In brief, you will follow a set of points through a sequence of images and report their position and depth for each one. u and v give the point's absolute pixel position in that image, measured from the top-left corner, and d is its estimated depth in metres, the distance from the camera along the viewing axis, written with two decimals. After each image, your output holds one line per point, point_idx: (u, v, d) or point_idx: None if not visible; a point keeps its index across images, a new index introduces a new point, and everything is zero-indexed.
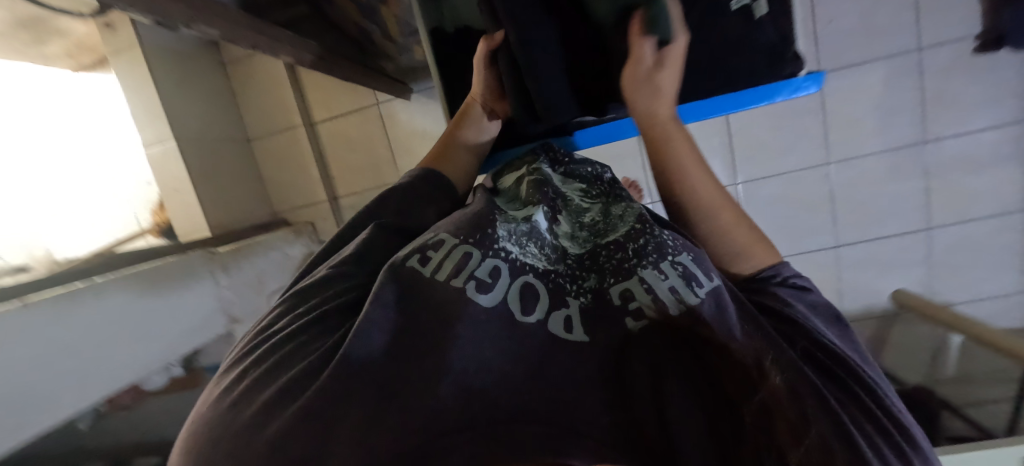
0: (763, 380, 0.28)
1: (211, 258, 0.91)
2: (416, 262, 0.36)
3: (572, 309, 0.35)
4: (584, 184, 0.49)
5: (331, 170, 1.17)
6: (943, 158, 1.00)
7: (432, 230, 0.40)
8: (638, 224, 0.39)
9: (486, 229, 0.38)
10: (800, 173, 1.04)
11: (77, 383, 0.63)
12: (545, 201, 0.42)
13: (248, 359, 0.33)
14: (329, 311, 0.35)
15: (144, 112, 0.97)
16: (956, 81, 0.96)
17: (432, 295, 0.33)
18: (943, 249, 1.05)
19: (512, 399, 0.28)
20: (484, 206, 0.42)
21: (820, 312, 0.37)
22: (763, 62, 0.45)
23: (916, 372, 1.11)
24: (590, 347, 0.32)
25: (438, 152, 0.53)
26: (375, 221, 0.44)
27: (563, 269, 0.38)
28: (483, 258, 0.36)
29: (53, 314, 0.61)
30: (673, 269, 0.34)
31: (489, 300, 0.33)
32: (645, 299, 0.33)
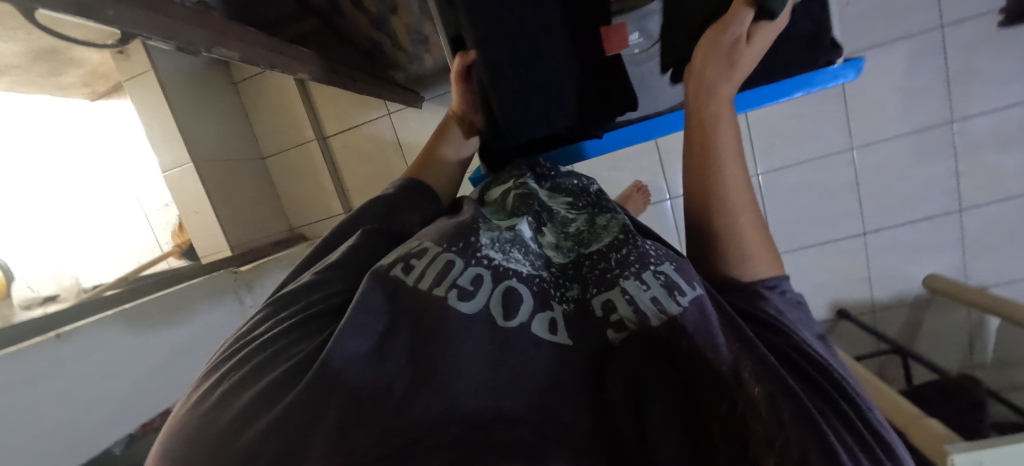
0: (740, 388, 0.26)
1: (235, 278, 0.93)
2: (402, 271, 0.35)
3: (556, 313, 0.34)
4: (571, 198, 0.50)
5: (346, 183, 1.17)
6: (972, 137, 0.97)
7: (417, 239, 0.40)
8: (621, 234, 0.39)
9: (469, 237, 0.38)
10: (822, 160, 1.02)
11: (115, 406, 0.65)
12: (531, 212, 0.44)
13: (232, 360, 0.34)
14: (317, 314, 0.35)
15: (163, 137, 1.00)
16: (982, 56, 0.92)
17: (413, 298, 0.33)
18: (978, 231, 1.02)
19: (487, 404, 0.26)
20: (468, 217, 0.42)
21: (810, 328, 0.36)
22: (798, 52, 0.43)
23: (952, 359, 1.07)
24: (573, 351, 0.31)
25: (420, 163, 0.58)
26: (363, 228, 0.45)
27: (547, 277, 0.37)
28: (466, 266, 0.35)
29: (86, 343, 0.62)
30: (655, 279, 0.33)
31: (470, 307, 0.32)
32: (626, 311, 0.32)
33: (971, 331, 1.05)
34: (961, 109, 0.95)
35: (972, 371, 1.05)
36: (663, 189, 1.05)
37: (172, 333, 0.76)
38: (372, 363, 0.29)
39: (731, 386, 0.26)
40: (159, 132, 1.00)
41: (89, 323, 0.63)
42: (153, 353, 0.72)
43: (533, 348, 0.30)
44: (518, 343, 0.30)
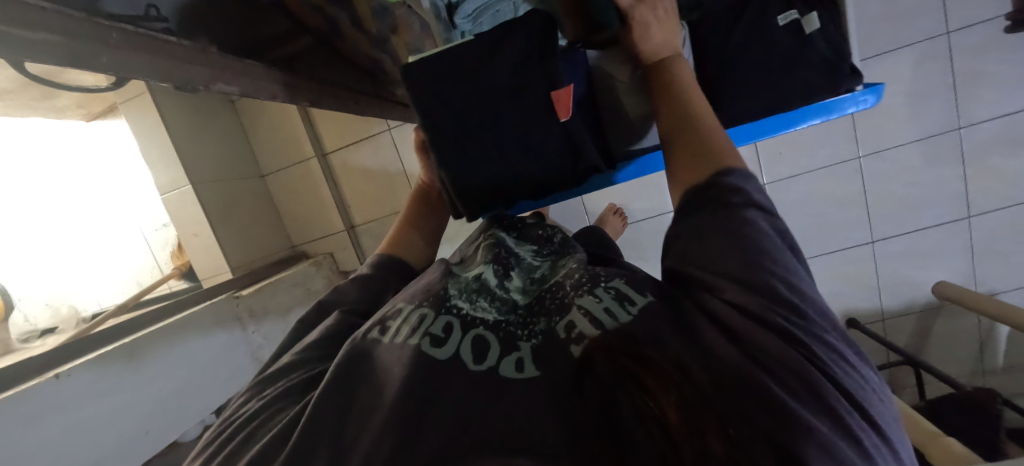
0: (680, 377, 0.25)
1: (237, 303, 0.88)
2: (377, 334, 0.37)
3: (524, 350, 0.34)
4: (538, 245, 0.48)
5: (347, 199, 1.16)
6: (980, 143, 0.95)
7: (391, 303, 0.42)
8: (577, 265, 0.42)
9: (439, 292, 0.40)
10: (828, 169, 1.00)
11: (120, 442, 0.64)
12: (498, 259, 0.45)
13: (227, 431, 0.34)
14: (298, 384, 0.36)
15: (161, 159, 0.98)
16: (989, 61, 0.91)
17: (374, 377, 0.34)
18: (989, 237, 1.00)
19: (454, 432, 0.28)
20: (436, 276, 0.44)
21: (794, 249, 0.31)
22: (818, 78, 0.42)
23: (963, 366, 1.06)
24: (540, 380, 0.31)
25: (395, 238, 0.56)
26: (339, 309, 0.44)
27: (514, 319, 0.37)
28: (437, 316, 0.37)
29: (86, 382, 0.60)
30: (606, 293, 0.35)
31: (442, 353, 0.34)
32: (586, 325, 0.33)
33: (982, 339, 1.04)
34: (968, 115, 0.94)
35: (983, 379, 1.04)
36: (668, 202, 1.03)
37: (176, 362, 0.74)
38: (341, 422, 0.30)
39: (676, 380, 0.24)
40: (157, 155, 0.99)
41: (91, 360, 0.62)
42: (157, 385, 0.70)
43: (499, 387, 0.31)
44: (484, 380, 0.31)
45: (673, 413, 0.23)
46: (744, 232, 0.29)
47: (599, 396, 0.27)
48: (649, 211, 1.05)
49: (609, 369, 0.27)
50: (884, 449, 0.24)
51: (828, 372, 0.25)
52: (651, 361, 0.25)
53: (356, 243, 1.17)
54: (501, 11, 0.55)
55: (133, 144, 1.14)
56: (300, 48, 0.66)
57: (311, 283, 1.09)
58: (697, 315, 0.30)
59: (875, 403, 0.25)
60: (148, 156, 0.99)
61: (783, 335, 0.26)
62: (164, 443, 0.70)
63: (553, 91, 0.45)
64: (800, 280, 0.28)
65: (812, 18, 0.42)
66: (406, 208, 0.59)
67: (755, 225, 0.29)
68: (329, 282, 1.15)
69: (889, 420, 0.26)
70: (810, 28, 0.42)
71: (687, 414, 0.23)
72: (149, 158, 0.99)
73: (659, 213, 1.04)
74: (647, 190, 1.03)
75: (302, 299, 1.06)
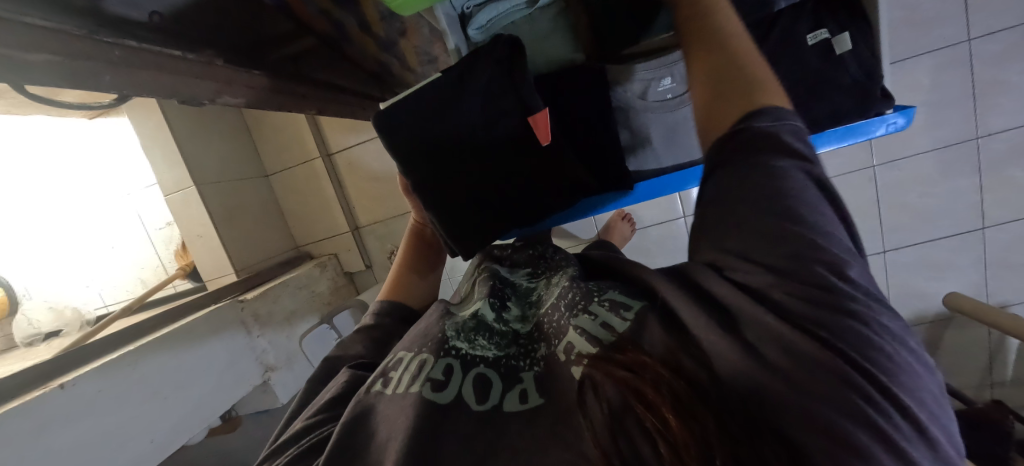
0: (651, 369, 0.26)
1: (242, 309, 0.87)
2: (381, 386, 0.38)
3: (527, 381, 0.35)
4: (532, 268, 0.53)
5: (352, 200, 1.15)
6: (999, 153, 0.93)
7: (393, 350, 0.43)
8: (568, 283, 0.42)
9: (437, 335, 0.41)
10: (842, 177, 0.99)
11: (125, 451, 0.63)
12: (493, 293, 0.46)
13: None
14: (302, 451, 0.35)
15: (165, 160, 0.97)
16: (1011, 70, 0.88)
17: (376, 435, 0.34)
18: (1005, 249, 0.98)
19: (465, 450, 0.31)
20: (433, 318, 0.45)
21: (828, 194, 0.26)
22: (850, 102, 0.42)
23: (971, 377, 1.06)
24: (546, 408, 0.32)
25: (396, 282, 0.58)
26: (349, 365, 0.44)
27: (515, 351, 0.38)
28: (437, 360, 0.38)
29: (90, 391, 0.60)
30: (602, 306, 0.34)
31: (443, 397, 0.35)
32: (582, 345, 0.32)
33: (992, 350, 1.03)
34: (986, 125, 0.92)
35: (992, 390, 1.04)
36: (677, 208, 1.02)
37: (180, 368, 0.74)
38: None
39: (672, 385, 0.25)
40: (161, 156, 0.98)
41: (95, 371, 0.61)
42: (161, 392, 0.70)
43: (503, 424, 0.32)
44: (490, 423, 0.32)
45: (673, 416, 0.24)
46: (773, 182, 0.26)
47: (605, 412, 0.26)
48: (658, 218, 1.03)
49: (607, 381, 0.27)
50: (920, 439, 0.21)
51: (857, 360, 0.21)
52: (647, 370, 0.26)
53: (361, 245, 1.16)
54: (516, 22, 0.53)
55: (135, 142, 1.12)
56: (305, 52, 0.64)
57: (316, 285, 1.08)
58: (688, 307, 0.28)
59: (914, 386, 0.22)
60: (152, 157, 0.98)
61: (793, 318, 0.23)
62: (170, 452, 0.70)
63: (530, 117, 0.47)
64: (831, 246, 0.24)
65: (844, 38, 0.41)
66: (403, 248, 0.62)
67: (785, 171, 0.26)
68: (333, 283, 1.14)
69: (931, 405, 0.22)
70: (842, 49, 0.42)
71: (682, 414, 0.24)
72: (153, 159, 0.98)
73: (669, 220, 1.03)
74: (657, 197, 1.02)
75: (308, 301, 1.05)
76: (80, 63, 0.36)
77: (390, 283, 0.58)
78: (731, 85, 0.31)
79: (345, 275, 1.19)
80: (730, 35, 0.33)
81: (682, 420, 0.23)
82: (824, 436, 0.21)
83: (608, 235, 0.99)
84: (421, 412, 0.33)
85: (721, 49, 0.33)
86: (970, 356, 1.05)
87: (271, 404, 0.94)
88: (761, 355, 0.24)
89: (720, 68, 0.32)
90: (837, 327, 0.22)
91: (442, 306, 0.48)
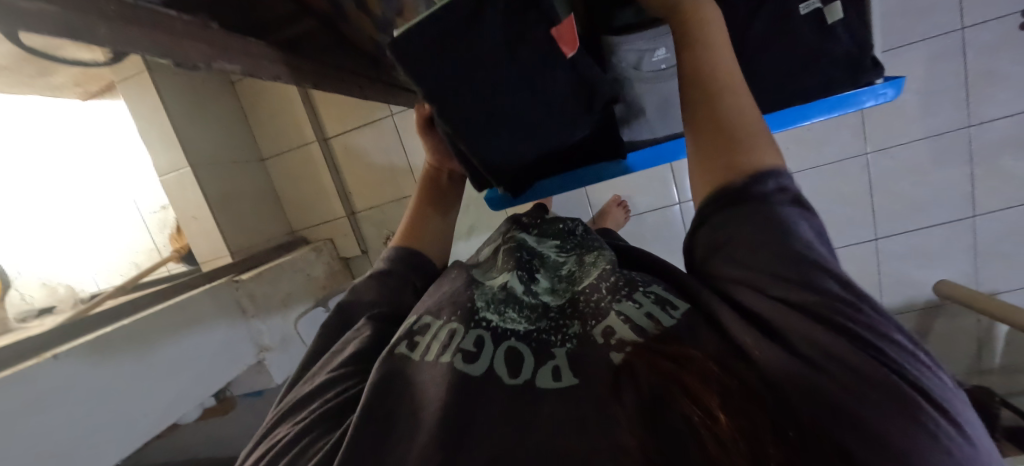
0: (700, 363, 0.29)
1: (237, 288, 0.88)
2: (407, 348, 0.39)
3: (559, 358, 0.35)
4: (559, 241, 0.53)
5: (348, 185, 1.15)
6: (990, 142, 0.94)
7: (416, 313, 0.43)
8: (609, 267, 0.42)
9: (467, 304, 0.41)
10: (837, 165, 0.99)
11: (118, 427, 0.64)
12: (522, 263, 0.45)
13: (266, 456, 0.36)
14: (337, 404, 0.37)
15: (159, 140, 0.97)
16: (1003, 59, 0.89)
17: (406, 402, 0.35)
18: (994, 238, 0.99)
19: (491, 427, 0.31)
20: (459, 285, 0.45)
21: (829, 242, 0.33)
22: (840, 72, 0.43)
23: (961, 363, 1.07)
24: (580, 388, 0.31)
25: (412, 231, 0.59)
26: (370, 315, 0.47)
27: (545, 326, 0.38)
28: (467, 331, 0.38)
29: (82, 363, 0.60)
30: (646, 297, 0.36)
31: (475, 369, 0.35)
32: (624, 331, 0.34)
33: (980, 337, 1.05)
34: (979, 114, 0.93)
35: (980, 378, 1.05)
36: (672, 194, 1.03)
37: (176, 346, 0.74)
38: (383, 447, 0.32)
39: (718, 380, 0.27)
40: (156, 138, 0.97)
41: (87, 344, 0.61)
42: (155, 368, 0.70)
43: (536, 401, 0.32)
44: (523, 398, 0.32)
45: (719, 408, 0.26)
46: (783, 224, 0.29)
47: (639, 406, 0.29)
48: (653, 204, 1.04)
49: (650, 371, 0.30)
50: (964, 444, 0.23)
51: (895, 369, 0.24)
52: (691, 363, 0.29)
53: (357, 230, 1.16)
54: None
55: (129, 124, 1.10)
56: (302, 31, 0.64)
57: (311, 270, 1.08)
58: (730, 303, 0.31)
59: (950, 397, 0.25)
60: (146, 136, 0.97)
61: (835, 328, 0.26)
62: (162, 427, 0.70)
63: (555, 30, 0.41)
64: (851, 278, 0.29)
65: (836, 7, 0.40)
66: (417, 193, 0.63)
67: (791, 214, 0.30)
68: (328, 268, 1.14)
69: (969, 417, 0.25)
70: (833, 19, 0.41)
71: (729, 409, 0.26)
72: (147, 138, 0.97)
73: (664, 206, 1.03)
74: (652, 183, 1.03)
75: (304, 284, 1.05)
76: (77, 17, 0.36)
77: (408, 224, 0.60)
78: (729, 129, 0.33)
79: (341, 260, 1.19)
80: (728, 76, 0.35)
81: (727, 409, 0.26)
82: (873, 443, 0.22)
83: (603, 220, 0.99)
84: (454, 384, 0.33)
85: (721, 85, 0.35)
86: (959, 343, 1.07)
87: (266, 385, 0.94)
88: (800, 354, 0.26)
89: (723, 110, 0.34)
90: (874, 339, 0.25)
91: (464, 273, 0.48)
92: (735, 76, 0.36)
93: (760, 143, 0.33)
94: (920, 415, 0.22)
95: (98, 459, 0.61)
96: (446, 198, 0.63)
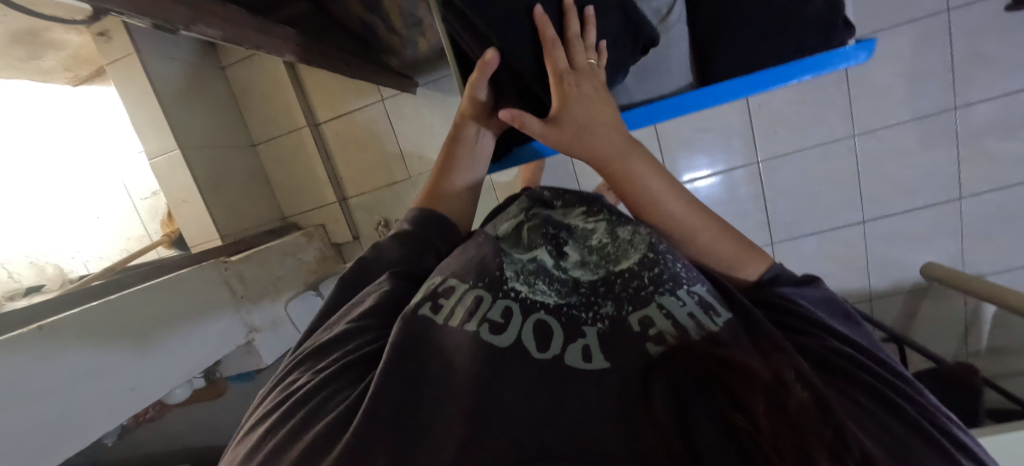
0: (775, 384, 0.29)
1: (225, 270, 0.87)
2: (431, 311, 0.40)
3: (589, 336, 0.36)
4: (585, 208, 0.52)
5: (340, 171, 1.15)
6: (976, 125, 0.95)
7: (440, 275, 0.45)
8: (649, 253, 0.41)
9: (495, 273, 0.42)
10: (823, 147, 1.00)
11: (102, 399, 0.64)
12: (552, 239, 0.45)
13: (284, 405, 0.37)
14: (364, 356, 0.39)
15: (149, 123, 0.97)
16: (988, 41, 0.90)
17: (433, 367, 0.35)
18: (979, 219, 1.00)
19: (525, 407, 0.31)
20: (487, 249, 0.46)
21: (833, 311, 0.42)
22: (810, 36, 0.43)
23: (948, 345, 1.08)
24: (611, 373, 0.33)
25: (434, 195, 0.58)
26: (392, 270, 0.49)
27: (576, 300, 0.40)
28: (495, 301, 0.40)
29: (69, 336, 0.60)
30: (690, 298, 0.38)
31: (502, 341, 0.36)
32: (665, 325, 0.36)
33: (966, 319, 1.05)
34: (965, 96, 0.93)
35: (966, 360, 1.06)
36: None
37: (165, 320, 0.74)
38: (415, 403, 0.33)
39: (777, 391, 0.28)
40: (145, 120, 0.97)
41: (74, 317, 0.61)
42: (144, 344, 0.70)
43: (566, 376, 0.33)
44: (553, 371, 0.34)
45: (762, 408, 0.27)
46: (786, 304, 0.39)
47: (677, 407, 0.30)
48: None
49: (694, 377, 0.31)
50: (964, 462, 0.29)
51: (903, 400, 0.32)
52: (744, 371, 0.30)
53: (349, 216, 1.17)
54: None
55: (119, 109, 1.10)
56: (298, 13, 0.74)
57: (302, 253, 1.08)
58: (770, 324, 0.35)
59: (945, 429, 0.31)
60: (134, 119, 0.97)
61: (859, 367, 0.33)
62: (148, 401, 0.71)
63: None
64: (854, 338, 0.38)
65: None
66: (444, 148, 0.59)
67: (791, 298, 0.40)
68: (320, 254, 1.14)
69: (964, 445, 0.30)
70: None
71: (775, 422, 0.26)
72: (135, 121, 0.97)
73: None
74: None
75: (294, 268, 1.05)
76: None
77: (435, 171, 0.60)
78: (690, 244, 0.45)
79: (332, 246, 1.19)
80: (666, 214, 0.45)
81: (772, 415, 0.27)
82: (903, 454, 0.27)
83: None
84: (483, 354, 0.35)
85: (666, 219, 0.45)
86: (946, 325, 1.08)
87: (256, 366, 0.94)
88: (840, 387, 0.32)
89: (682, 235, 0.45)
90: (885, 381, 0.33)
91: (488, 239, 0.48)
92: (696, 214, 0.45)
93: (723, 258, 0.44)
94: (930, 435, 0.29)
95: (83, 431, 0.61)
96: (480, 150, 0.58)
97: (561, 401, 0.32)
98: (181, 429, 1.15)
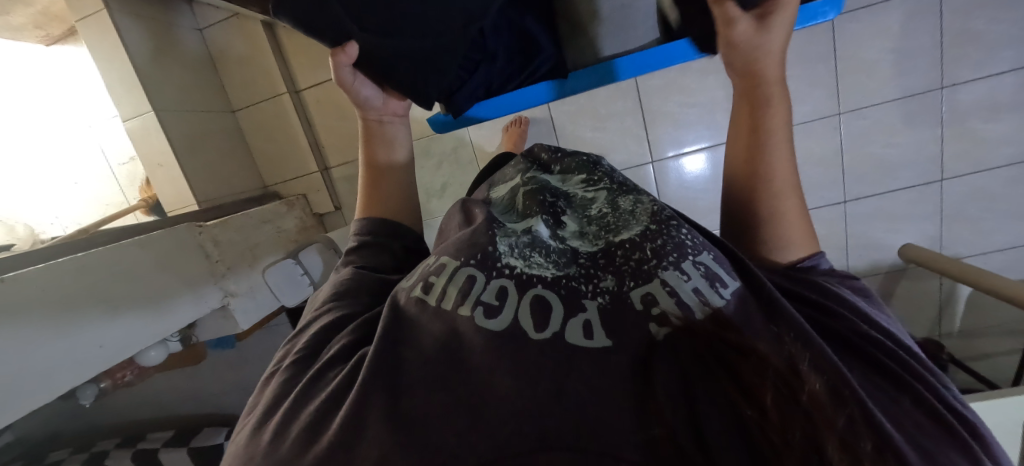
0: (800, 381, 0.23)
1: (200, 233, 0.86)
2: (421, 292, 0.34)
3: (590, 312, 0.30)
4: (586, 174, 0.44)
5: (321, 140, 1.14)
6: (962, 104, 0.94)
7: (435, 254, 0.38)
8: (653, 223, 0.33)
9: (487, 247, 0.35)
10: (808, 125, 1.00)
11: (66, 354, 0.63)
12: (546, 208, 0.37)
13: (277, 387, 0.34)
14: (357, 325, 0.37)
15: (121, 84, 0.95)
16: (979, 19, 0.88)
17: (420, 345, 0.30)
18: (956, 202, 1.01)
19: (522, 397, 0.26)
20: (481, 220, 0.38)
21: (861, 293, 0.36)
22: None
23: (922, 326, 1.10)
24: (617, 352, 0.27)
25: (367, 197, 0.55)
26: (349, 265, 0.48)
27: (575, 272, 0.32)
28: (488, 281, 0.32)
29: (31, 289, 0.59)
30: (695, 269, 0.30)
31: (498, 324, 0.29)
32: (668, 303, 0.29)
33: (942, 300, 1.07)
34: (952, 75, 0.92)
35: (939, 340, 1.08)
36: (646, 153, 1.03)
37: (133, 280, 0.73)
38: (406, 388, 0.28)
39: (789, 380, 0.24)
40: (118, 80, 0.95)
41: (38, 271, 0.60)
42: (110, 303, 0.69)
43: (566, 360, 0.27)
44: (552, 357, 0.27)
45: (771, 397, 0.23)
46: (810, 283, 0.34)
47: (677, 388, 0.25)
48: (627, 162, 1.04)
49: (690, 354, 0.26)
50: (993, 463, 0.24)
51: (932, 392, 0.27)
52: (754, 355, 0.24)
53: (331, 186, 1.16)
54: None
55: (91, 68, 1.07)
56: None
57: (282, 222, 1.09)
58: (788, 302, 0.29)
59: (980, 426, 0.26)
60: (107, 81, 0.95)
61: (889, 354, 0.28)
62: (115, 360, 0.70)
63: None
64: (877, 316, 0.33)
65: None
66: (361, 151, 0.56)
67: (821, 280, 0.35)
68: (300, 223, 1.15)
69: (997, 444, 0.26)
70: None
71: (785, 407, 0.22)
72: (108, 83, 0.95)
73: (636, 164, 1.04)
74: (626, 140, 1.03)
75: (272, 236, 1.05)
76: None
77: (366, 179, 0.56)
78: (779, 203, 0.39)
79: (314, 216, 1.20)
80: (777, 159, 0.40)
81: (784, 405, 0.22)
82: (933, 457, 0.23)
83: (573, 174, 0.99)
84: (480, 345, 0.28)
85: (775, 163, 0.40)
86: (922, 306, 1.09)
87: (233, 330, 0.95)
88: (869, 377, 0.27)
89: (784, 190, 0.39)
90: (919, 375, 0.27)
91: (483, 211, 0.41)
92: (790, 174, 0.40)
93: (798, 236, 0.39)
94: (962, 437, 0.24)
95: (45, 384, 0.61)
96: (400, 140, 0.56)
97: (562, 390, 0.26)
98: (163, 392, 1.18)
